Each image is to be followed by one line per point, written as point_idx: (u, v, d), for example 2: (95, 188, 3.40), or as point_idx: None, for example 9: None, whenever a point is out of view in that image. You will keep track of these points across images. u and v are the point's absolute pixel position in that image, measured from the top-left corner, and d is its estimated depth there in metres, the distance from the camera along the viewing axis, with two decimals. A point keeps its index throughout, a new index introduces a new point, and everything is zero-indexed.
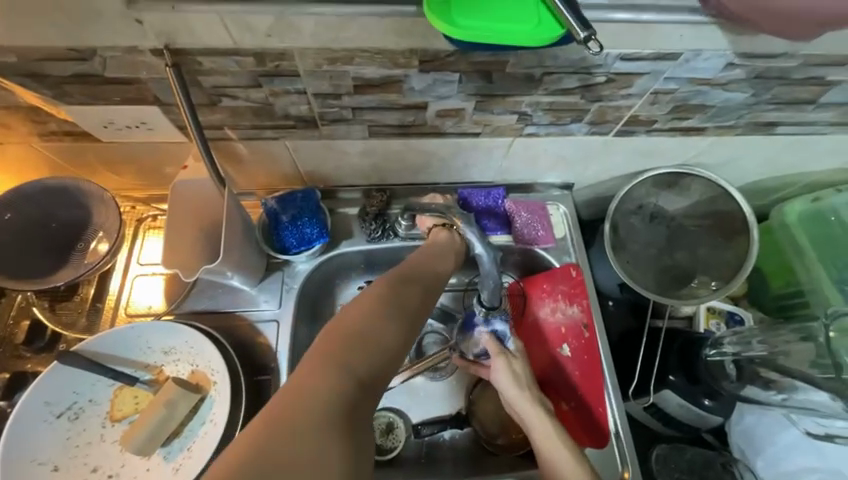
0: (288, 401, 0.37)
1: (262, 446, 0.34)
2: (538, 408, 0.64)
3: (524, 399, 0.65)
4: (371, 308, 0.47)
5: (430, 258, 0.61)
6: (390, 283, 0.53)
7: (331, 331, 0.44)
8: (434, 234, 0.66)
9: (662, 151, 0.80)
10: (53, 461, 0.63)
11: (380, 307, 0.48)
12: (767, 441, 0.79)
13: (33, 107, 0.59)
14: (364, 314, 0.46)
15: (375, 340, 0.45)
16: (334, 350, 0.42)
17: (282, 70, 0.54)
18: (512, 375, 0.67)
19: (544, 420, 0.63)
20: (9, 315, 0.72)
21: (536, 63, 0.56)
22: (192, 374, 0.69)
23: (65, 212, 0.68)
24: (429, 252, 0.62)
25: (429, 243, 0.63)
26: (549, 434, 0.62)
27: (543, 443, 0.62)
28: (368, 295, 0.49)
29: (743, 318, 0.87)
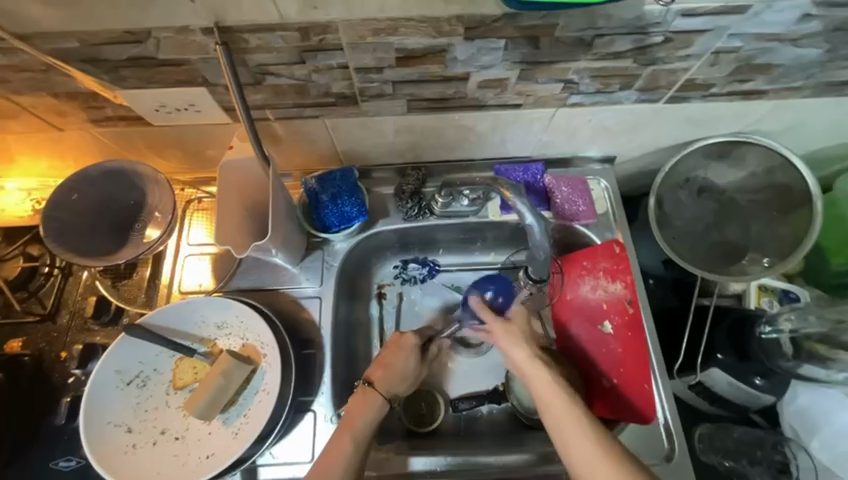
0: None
1: None
2: (538, 362, 0.65)
3: (523, 354, 0.66)
4: (359, 411, 0.66)
5: (383, 379, 0.70)
6: (359, 398, 0.67)
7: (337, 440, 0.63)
8: (393, 345, 0.73)
9: (717, 118, 0.74)
10: (126, 423, 0.68)
11: (345, 455, 0.62)
12: (825, 421, 0.78)
13: (91, 93, 0.61)
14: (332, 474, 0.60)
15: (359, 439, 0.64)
16: (338, 450, 0.62)
17: (326, 44, 0.54)
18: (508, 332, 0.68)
19: (543, 372, 0.65)
20: (76, 292, 0.78)
21: (588, 24, 0.53)
22: (243, 347, 0.73)
23: (123, 194, 0.72)
24: (384, 366, 0.71)
25: (383, 356, 0.72)
26: (547, 385, 0.64)
27: (542, 393, 0.63)
28: (333, 446, 0.63)
29: (799, 296, 0.81)
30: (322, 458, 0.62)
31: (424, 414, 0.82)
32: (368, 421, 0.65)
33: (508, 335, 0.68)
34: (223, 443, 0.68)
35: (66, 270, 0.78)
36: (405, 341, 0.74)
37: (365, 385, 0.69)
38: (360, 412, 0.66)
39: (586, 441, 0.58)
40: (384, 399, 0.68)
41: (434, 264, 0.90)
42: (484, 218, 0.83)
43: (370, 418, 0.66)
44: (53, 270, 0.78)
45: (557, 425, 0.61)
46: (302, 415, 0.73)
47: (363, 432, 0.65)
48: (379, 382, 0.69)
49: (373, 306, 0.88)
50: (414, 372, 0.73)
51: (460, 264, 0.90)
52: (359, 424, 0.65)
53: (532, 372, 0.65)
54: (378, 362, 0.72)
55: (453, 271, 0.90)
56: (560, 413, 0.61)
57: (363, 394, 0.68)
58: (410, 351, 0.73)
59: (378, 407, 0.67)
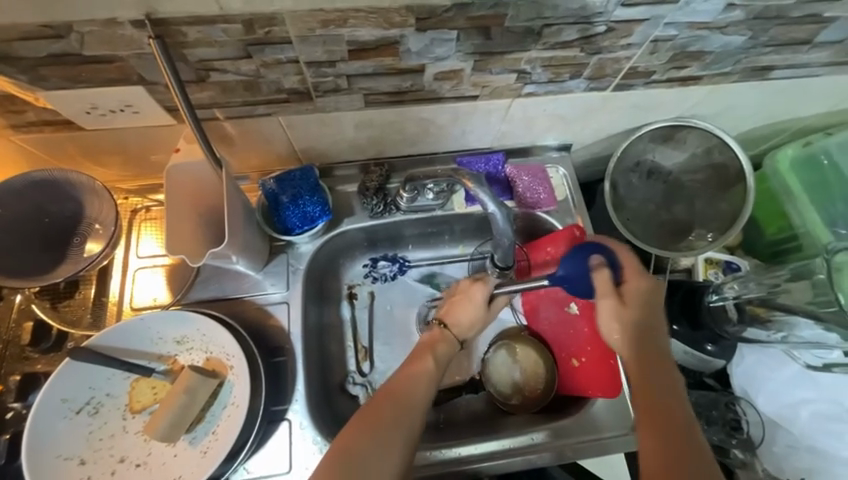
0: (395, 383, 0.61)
1: (387, 396, 0.59)
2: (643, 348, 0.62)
3: (631, 341, 0.63)
4: (432, 346, 0.69)
5: (453, 326, 0.73)
6: (433, 333, 0.71)
7: (415, 357, 0.66)
8: (459, 298, 0.74)
9: (659, 104, 0.79)
10: (79, 455, 0.63)
11: (428, 369, 0.64)
12: (769, 378, 0.84)
13: (8, 95, 0.55)
14: (417, 382, 0.62)
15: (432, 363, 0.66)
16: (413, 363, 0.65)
17: (273, 37, 0.52)
18: (625, 314, 0.64)
19: (651, 364, 0.61)
20: (10, 317, 0.70)
21: (535, 15, 0.55)
22: (207, 361, 0.69)
23: (56, 207, 0.65)
24: (456, 315, 0.73)
25: (453, 305, 0.74)
26: (657, 383, 0.59)
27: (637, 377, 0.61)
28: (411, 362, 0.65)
29: (740, 266, 0.88)
30: (405, 368, 0.64)
31: None
32: (446, 351, 0.70)
33: (616, 314, 0.64)
34: (191, 464, 0.64)
35: None
36: (475, 292, 0.74)
37: (437, 325, 0.73)
38: (439, 343, 0.70)
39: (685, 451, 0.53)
40: (457, 339, 0.73)
41: (404, 260, 0.89)
42: (449, 210, 0.83)
43: (447, 351, 0.70)
44: None
45: (651, 424, 0.56)
46: (276, 425, 0.70)
47: (444, 358, 0.68)
48: (453, 324, 0.73)
49: (345, 307, 0.86)
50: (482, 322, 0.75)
51: (430, 259, 0.90)
52: (440, 351, 0.69)
53: (642, 363, 0.61)
54: (448, 309, 0.74)
55: (423, 266, 0.90)
56: (662, 415, 0.56)
57: (439, 334, 0.71)
58: (480, 305, 0.74)
59: (453, 343, 0.72)
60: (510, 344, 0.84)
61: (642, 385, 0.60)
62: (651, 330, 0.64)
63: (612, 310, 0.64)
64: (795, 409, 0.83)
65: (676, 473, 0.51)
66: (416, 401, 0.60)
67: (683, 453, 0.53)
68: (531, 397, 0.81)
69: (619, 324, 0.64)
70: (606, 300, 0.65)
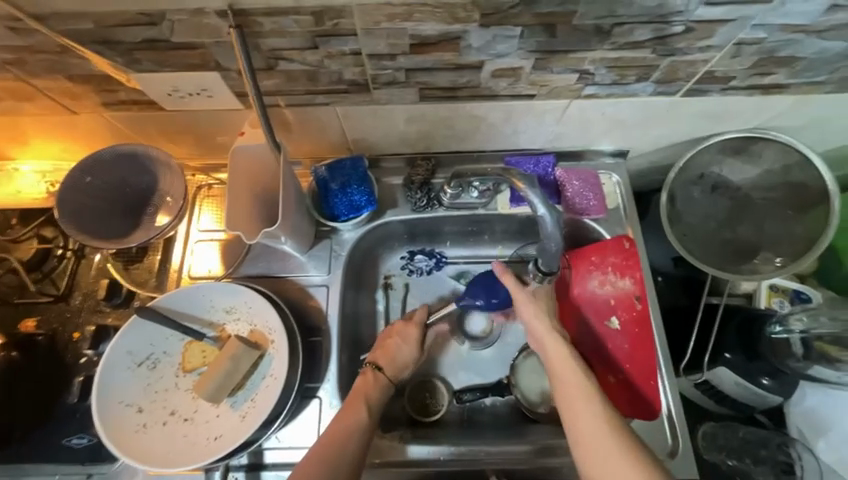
0: (331, 437, 0.64)
1: (321, 453, 0.63)
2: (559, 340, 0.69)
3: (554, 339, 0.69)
4: (363, 391, 0.71)
5: (388, 366, 0.75)
6: (366, 378, 0.73)
7: (347, 408, 0.68)
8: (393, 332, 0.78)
9: (734, 113, 0.73)
10: (137, 403, 0.69)
11: (362, 420, 0.66)
12: (832, 422, 0.77)
13: (104, 76, 0.62)
14: (349, 437, 0.65)
15: (361, 415, 0.67)
16: (345, 416, 0.67)
17: (339, 29, 0.54)
18: (532, 314, 0.71)
19: (565, 352, 0.67)
20: (89, 274, 0.79)
21: (607, 12, 0.52)
22: (252, 333, 0.74)
23: (136, 179, 0.72)
24: (388, 352, 0.76)
25: (388, 346, 0.76)
26: (566, 366, 0.66)
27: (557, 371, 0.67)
28: (343, 413, 0.67)
29: (812, 297, 0.79)
30: (337, 422, 0.66)
31: (428, 404, 0.83)
32: (378, 396, 0.71)
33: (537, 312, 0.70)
34: (231, 426, 0.69)
35: (79, 253, 0.79)
36: (410, 332, 0.78)
37: (370, 369, 0.74)
38: (369, 390, 0.71)
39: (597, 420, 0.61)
40: (390, 381, 0.74)
41: (441, 256, 0.90)
42: (492, 210, 0.82)
43: (380, 394, 0.72)
44: (66, 252, 0.79)
45: (582, 416, 0.62)
46: (308, 401, 0.73)
47: (376, 405, 0.70)
48: (386, 366, 0.75)
49: (380, 295, 0.88)
50: (415, 361, 0.77)
51: (468, 257, 0.90)
52: (373, 398, 0.70)
53: (556, 354, 0.68)
54: (381, 350, 0.76)
55: (460, 264, 0.89)
56: (574, 393, 0.64)
57: (372, 378, 0.73)
58: (413, 344, 0.78)
59: (384, 386, 0.73)
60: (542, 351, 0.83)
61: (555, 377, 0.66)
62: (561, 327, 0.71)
63: (531, 309, 0.71)
64: None
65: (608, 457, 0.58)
66: (348, 454, 0.63)
67: (601, 433, 0.60)
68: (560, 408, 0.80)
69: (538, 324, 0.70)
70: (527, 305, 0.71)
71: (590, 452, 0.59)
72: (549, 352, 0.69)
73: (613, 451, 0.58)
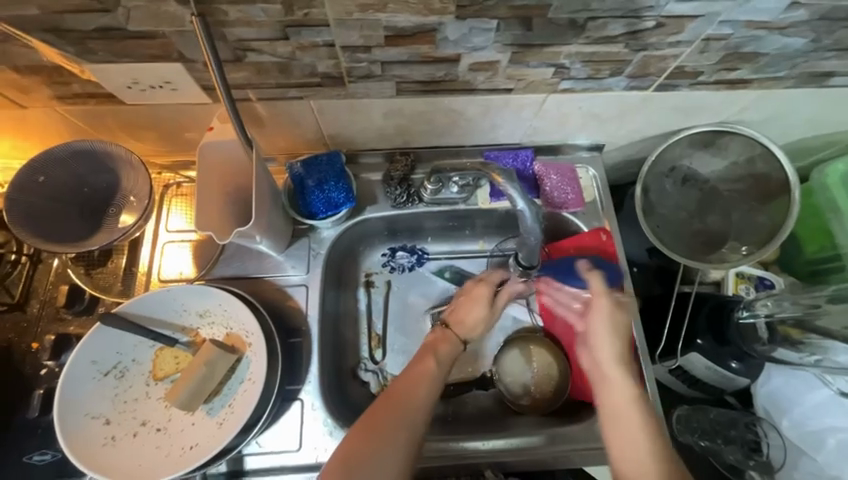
0: (402, 382, 0.63)
1: (392, 394, 0.61)
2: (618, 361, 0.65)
3: (614, 355, 0.65)
4: (433, 347, 0.70)
5: (461, 325, 0.74)
6: (438, 334, 0.72)
7: (420, 359, 0.67)
8: (465, 293, 0.77)
9: (702, 107, 0.75)
10: (104, 415, 0.66)
11: (431, 371, 0.65)
12: (795, 401, 0.81)
13: (56, 66, 0.57)
14: (416, 397, 0.61)
15: (427, 365, 0.66)
16: (415, 364, 0.66)
17: (311, 19, 0.52)
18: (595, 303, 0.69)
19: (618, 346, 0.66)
20: (47, 280, 0.74)
21: (581, 6, 0.52)
22: (227, 337, 0.71)
23: (95, 177, 0.68)
24: (459, 313, 0.75)
25: (459, 307, 0.76)
26: (623, 386, 0.62)
27: (611, 390, 0.63)
28: (417, 363, 0.66)
29: (773, 283, 0.85)
30: (409, 370, 0.65)
31: None
32: (449, 351, 0.70)
33: (602, 315, 0.67)
34: (207, 433, 0.66)
35: (35, 258, 0.74)
36: (478, 290, 0.76)
37: (443, 327, 0.74)
38: (443, 344, 0.71)
39: (633, 417, 0.60)
40: (457, 339, 0.73)
41: (423, 252, 0.89)
42: (472, 205, 0.82)
43: (451, 350, 0.71)
44: (20, 257, 0.74)
45: (630, 436, 0.58)
46: (289, 404, 0.72)
47: (447, 357, 0.69)
48: (455, 324, 0.74)
49: (361, 294, 0.87)
50: (489, 320, 0.76)
51: (449, 252, 0.90)
52: (444, 352, 0.69)
53: (609, 347, 0.66)
54: (453, 310, 0.75)
55: (441, 259, 0.89)
56: (625, 412, 0.60)
57: (443, 336, 0.72)
58: (482, 301, 0.76)
59: (454, 343, 0.72)
60: (525, 343, 0.84)
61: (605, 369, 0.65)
62: (624, 325, 0.68)
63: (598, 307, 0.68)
64: (822, 436, 0.78)
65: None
66: (420, 401, 0.61)
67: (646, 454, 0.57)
68: (542, 399, 0.81)
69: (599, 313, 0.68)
70: (601, 301, 0.68)
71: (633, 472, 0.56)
72: (605, 368, 0.65)
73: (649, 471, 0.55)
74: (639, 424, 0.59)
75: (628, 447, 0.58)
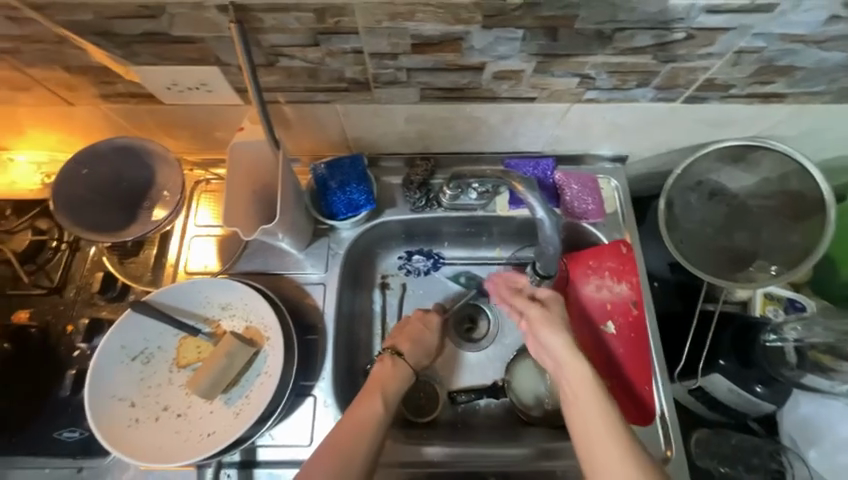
0: (344, 430, 0.64)
1: (333, 445, 0.62)
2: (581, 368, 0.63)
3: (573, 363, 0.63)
4: (377, 384, 0.69)
5: (410, 351, 0.76)
6: (384, 366, 0.72)
7: (362, 400, 0.67)
8: (418, 318, 0.80)
9: (733, 120, 0.73)
10: (130, 398, 0.69)
11: (376, 414, 0.66)
12: (825, 431, 0.77)
13: (104, 68, 0.61)
14: (358, 446, 0.63)
15: (371, 410, 0.66)
16: (359, 409, 0.66)
17: (340, 27, 0.53)
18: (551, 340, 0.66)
19: (588, 383, 0.61)
20: (84, 267, 0.78)
21: (609, 17, 0.52)
22: (247, 330, 0.73)
23: (133, 172, 0.72)
24: (411, 339, 0.77)
25: (409, 331, 0.78)
26: (583, 392, 0.61)
27: (576, 404, 0.61)
28: (358, 405, 0.66)
29: (805, 305, 0.80)
30: (351, 414, 0.65)
31: (423, 404, 0.82)
32: (395, 386, 0.71)
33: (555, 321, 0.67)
34: (224, 422, 0.69)
35: (73, 245, 0.78)
36: (429, 319, 0.80)
37: (387, 357, 0.74)
38: (388, 379, 0.71)
39: (616, 457, 0.56)
40: (410, 370, 0.74)
41: (439, 257, 0.89)
42: (491, 212, 0.82)
43: (398, 384, 0.71)
44: (60, 244, 0.78)
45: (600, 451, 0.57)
46: (302, 399, 0.73)
47: (392, 395, 0.69)
48: (406, 353, 0.75)
49: (376, 295, 0.88)
50: (436, 347, 0.79)
51: (465, 258, 0.90)
52: (389, 389, 0.69)
53: (579, 387, 0.62)
54: (404, 335, 0.77)
55: (457, 264, 0.89)
56: (592, 421, 0.59)
57: (390, 365, 0.73)
58: (435, 329, 0.80)
59: (401, 375, 0.72)
60: None
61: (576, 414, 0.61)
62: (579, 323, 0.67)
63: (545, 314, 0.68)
64: None
65: None
66: (362, 449, 0.63)
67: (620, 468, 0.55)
68: (554, 412, 0.80)
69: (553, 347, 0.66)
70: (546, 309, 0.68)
71: None
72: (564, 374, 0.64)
73: None
74: (609, 438, 0.57)
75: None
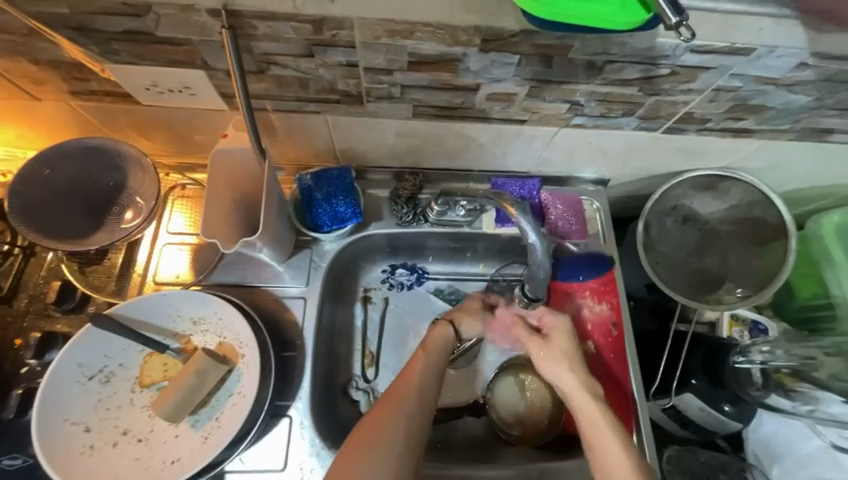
0: (400, 383, 0.63)
1: (389, 396, 0.62)
2: (582, 387, 0.67)
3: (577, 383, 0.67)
4: (429, 344, 0.69)
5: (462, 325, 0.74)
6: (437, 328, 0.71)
7: (416, 359, 0.67)
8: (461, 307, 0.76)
9: (707, 150, 0.77)
10: (85, 422, 0.63)
11: (424, 372, 0.65)
12: (787, 449, 0.80)
13: (76, 64, 0.57)
14: (408, 396, 0.62)
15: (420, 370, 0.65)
16: (413, 367, 0.66)
17: (338, 40, 0.52)
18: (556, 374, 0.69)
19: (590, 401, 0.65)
20: (38, 275, 0.72)
21: (601, 49, 0.54)
22: (219, 346, 0.69)
23: (102, 175, 0.67)
24: (464, 315, 0.75)
25: (466, 311, 0.75)
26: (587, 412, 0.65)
27: (581, 416, 0.65)
28: (413, 363, 0.66)
29: (768, 328, 0.85)
30: (407, 370, 0.65)
31: None
32: (441, 349, 0.69)
33: (550, 351, 0.70)
34: (191, 447, 0.64)
35: (28, 251, 0.72)
36: (471, 306, 0.76)
37: (438, 322, 0.73)
38: (437, 341, 0.70)
39: (620, 462, 0.60)
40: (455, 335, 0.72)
41: (423, 271, 0.88)
42: (477, 229, 0.83)
43: (443, 349, 0.69)
44: (13, 249, 0.71)
45: (600, 458, 0.61)
46: (277, 421, 0.69)
47: (438, 357, 0.68)
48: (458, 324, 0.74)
49: (358, 309, 0.85)
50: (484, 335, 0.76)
51: (449, 274, 0.89)
52: (435, 349, 0.68)
53: (586, 406, 0.65)
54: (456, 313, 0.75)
55: (441, 280, 0.88)
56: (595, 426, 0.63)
57: (441, 330, 0.71)
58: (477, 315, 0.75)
59: (448, 340, 0.71)
60: (520, 372, 0.82)
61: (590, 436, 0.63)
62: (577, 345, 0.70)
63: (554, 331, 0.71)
64: None
65: None
66: (414, 400, 0.62)
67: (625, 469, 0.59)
68: (533, 432, 0.79)
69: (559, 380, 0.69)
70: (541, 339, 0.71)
71: None
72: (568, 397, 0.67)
73: None
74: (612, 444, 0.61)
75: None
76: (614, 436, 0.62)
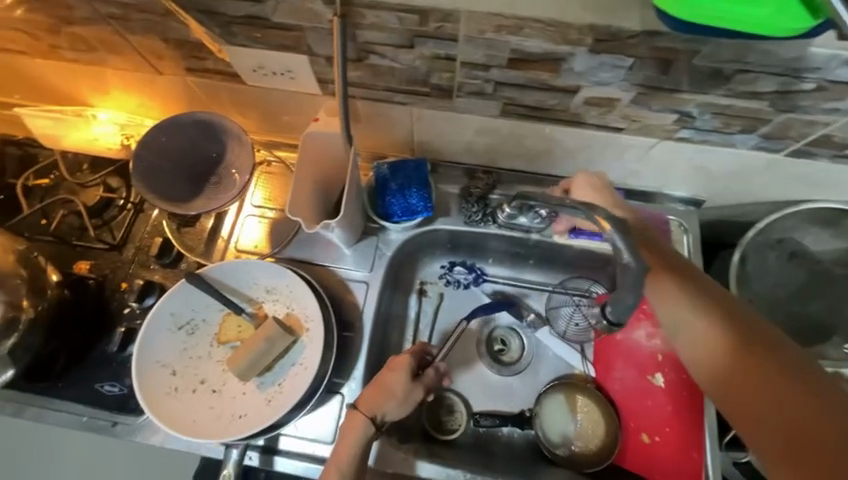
0: None
1: None
2: (679, 292, 0.59)
3: (669, 294, 0.60)
4: (343, 441, 0.64)
5: (375, 404, 0.66)
6: (351, 421, 0.65)
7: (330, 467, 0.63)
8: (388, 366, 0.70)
9: (837, 180, 0.66)
10: (172, 366, 0.71)
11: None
12: None
13: (199, 44, 0.62)
14: None
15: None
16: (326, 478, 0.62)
17: (442, 33, 0.52)
18: (677, 312, 0.59)
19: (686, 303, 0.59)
20: (143, 229, 0.80)
21: (734, 57, 0.48)
22: (287, 317, 0.73)
23: (207, 145, 0.73)
24: (377, 391, 0.67)
25: (379, 381, 0.68)
26: (685, 319, 0.58)
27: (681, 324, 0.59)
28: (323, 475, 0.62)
29: None
30: None
31: (445, 420, 0.80)
32: (357, 444, 0.64)
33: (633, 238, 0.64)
34: (256, 406, 0.69)
35: (138, 206, 0.81)
36: (399, 360, 0.70)
37: (351, 410, 0.66)
38: (347, 438, 0.64)
39: (709, 327, 0.57)
40: (370, 422, 0.65)
41: (481, 272, 0.86)
42: (547, 237, 0.79)
43: (358, 441, 0.64)
44: (126, 204, 0.81)
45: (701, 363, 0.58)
46: (331, 396, 0.73)
47: (353, 456, 0.64)
48: (368, 406, 0.66)
49: (413, 301, 0.86)
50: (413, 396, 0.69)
51: (508, 277, 0.86)
52: (347, 451, 0.63)
53: (679, 314, 0.59)
54: (373, 390, 0.67)
55: (498, 283, 0.86)
56: (690, 319, 0.58)
57: (353, 423, 0.65)
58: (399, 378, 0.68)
59: (365, 430, 0.65)
60: (571, 392, 0.79)
61: (731, 392, 0.55)
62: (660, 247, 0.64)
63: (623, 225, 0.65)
64: None
65: (742, 366, 0.54)
66: None
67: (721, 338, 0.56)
68: (581, 455, 0.76)
69: (695, 337, 0.58)
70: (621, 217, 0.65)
71: (702, 352, 0.58)
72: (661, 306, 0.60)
73: (712, 335, 0.57)
74: (729, 360, 0.55)
75: (785, 438, 0.50)
76: (744, 368, 0.54)
